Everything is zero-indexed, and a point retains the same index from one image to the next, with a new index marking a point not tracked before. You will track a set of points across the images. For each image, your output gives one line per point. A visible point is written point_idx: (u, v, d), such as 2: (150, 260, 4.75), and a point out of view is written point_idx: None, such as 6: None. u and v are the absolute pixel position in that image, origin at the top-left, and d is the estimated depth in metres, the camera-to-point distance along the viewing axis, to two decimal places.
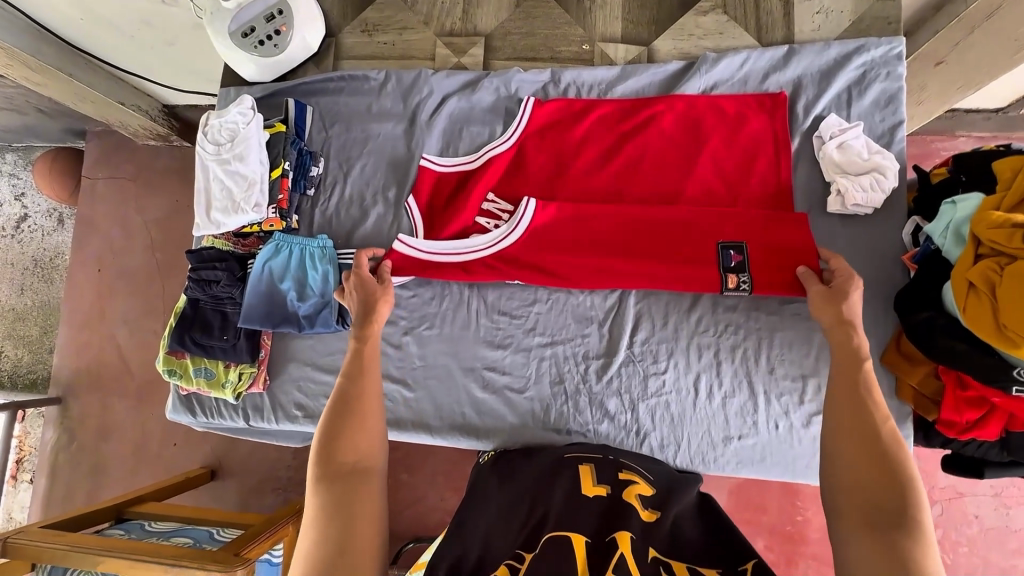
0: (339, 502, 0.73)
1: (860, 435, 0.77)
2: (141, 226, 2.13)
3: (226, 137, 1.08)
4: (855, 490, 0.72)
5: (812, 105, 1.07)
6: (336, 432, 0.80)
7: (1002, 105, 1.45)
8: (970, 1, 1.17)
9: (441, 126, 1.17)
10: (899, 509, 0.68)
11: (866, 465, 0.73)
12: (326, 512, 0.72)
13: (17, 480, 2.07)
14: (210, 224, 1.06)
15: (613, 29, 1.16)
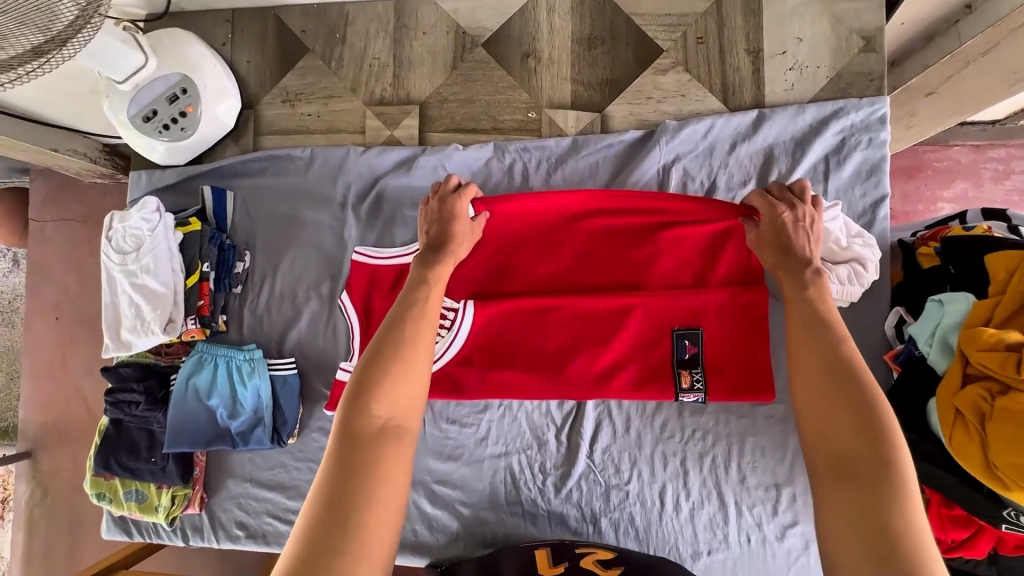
0: (349, 485, 0.59)
1: (822, 367, 0.67)
2: (95, 272, 2.02)
3: (132, 245, 0.96)
4: (828, 439, 0.63)
5: (785, 179, 0.96)
6: (364, 385, 0.65)
7: (998, 116, 1.30)
8: (965, 39, 1.03)
9: (375, 212, 1.05)
10: (877, 461, 0.58)
11: (828, 403, 0.65)
12: (336, 484, 0.58)
13: (2, 520, 2.04)
14: (121, 346, 0.95)
15: (562, 93, 1.03)
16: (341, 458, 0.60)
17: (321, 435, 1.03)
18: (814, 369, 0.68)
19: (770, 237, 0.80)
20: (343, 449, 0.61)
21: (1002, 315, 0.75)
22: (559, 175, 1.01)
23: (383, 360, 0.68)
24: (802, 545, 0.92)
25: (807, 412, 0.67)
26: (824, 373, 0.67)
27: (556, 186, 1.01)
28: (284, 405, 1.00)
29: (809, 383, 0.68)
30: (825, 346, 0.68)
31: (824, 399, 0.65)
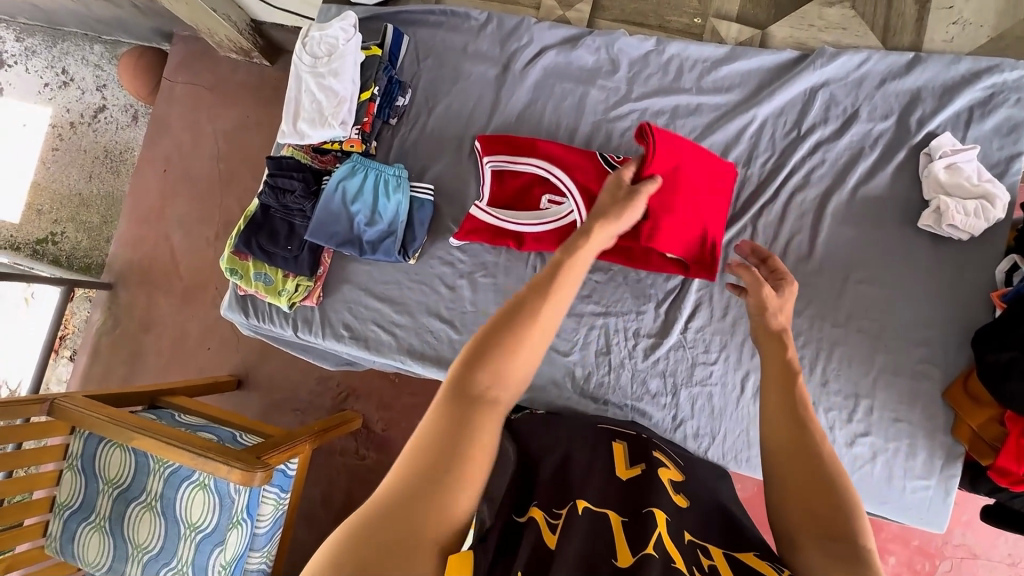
0: (452, 432, 0.55)
1: (791, 426, 0.63)
2: (210, 135, 2.12)
3: (324, 51, 1.08)
4: (805, 494, 0.58)
5: (928, 119, 1.01)
6: (487, 350, 0.60)
7: None
8: None
9: (533, 78, 1.15)
10: (842, 515, 0.56)
11: (801, 466, 0.60)
12: (444, 433, 0.54)
13: (58, 353, 2.18)
14: (296, 134, 1.08)
15: (730, 6, 1.12)
16: (451, 403, 0.57)
17: (438, 263, 1.13)
18: (775, 421, 0.64)
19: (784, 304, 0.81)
20: (445, 408, 0.56)
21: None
22: (713, 76, 1.08)
23: (508, 348, 0.61)
24: (869, 455, 0.97)
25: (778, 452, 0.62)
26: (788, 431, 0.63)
27: (706, 86, 1.09)
28: (416, 225, 1.11)
29: (773, 426, 0.64)
30: (785, 392, 0.66)
31: (785, 449, 0.62)
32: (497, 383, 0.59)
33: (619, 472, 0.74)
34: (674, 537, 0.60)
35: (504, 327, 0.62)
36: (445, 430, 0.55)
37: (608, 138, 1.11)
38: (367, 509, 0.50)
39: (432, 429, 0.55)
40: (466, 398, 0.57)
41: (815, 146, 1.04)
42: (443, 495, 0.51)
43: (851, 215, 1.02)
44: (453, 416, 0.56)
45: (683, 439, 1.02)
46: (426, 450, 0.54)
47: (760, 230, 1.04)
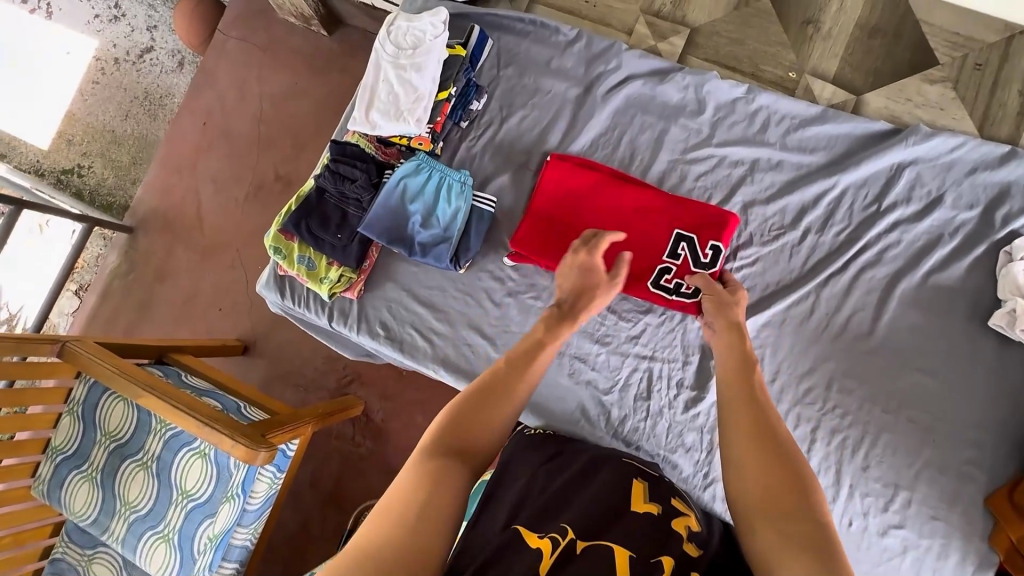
0: (429, 480, 0.59)
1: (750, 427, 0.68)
2: (256, 95, 2.01)
3: (409, 43, 1.05)
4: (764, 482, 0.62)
5: (1014, 217, 0.98)
6: (466, 410, 0.68)
7: None
8: None
9: (615, 105, 1.11)
10: (798, 496, 0.60)
11: (759, 457, 0.65)
12: (423, 483, 0.59)
13: (63, 288, 2.11)
14: (368, 124, 1.06)
15: (828, 66, 1.09)
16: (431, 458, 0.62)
17: (488, 278, 1.10)
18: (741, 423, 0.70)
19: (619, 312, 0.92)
20: (414, 464, 0.62)
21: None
22: (800, 135, 1.06)
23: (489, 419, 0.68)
24: (901, 548, 0.94)
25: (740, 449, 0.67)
26: (746, 432, 0.68)
27: (791, 143, 1.06)
28: (472, 235, 1.07)
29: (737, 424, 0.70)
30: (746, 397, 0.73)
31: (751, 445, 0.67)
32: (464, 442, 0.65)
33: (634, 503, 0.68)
34: None
35: (479, 393, 0.71)
36: (413, 480, 0.59)
37: (681, 179, 1.08)
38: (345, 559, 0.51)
39: (404, 480, 0.60)
40: (443, 450, 0.63)
41: (892, 225, 1.02)
42: (413, 534, 0.54)
43: (920, 300, 1.00)
44: (426, 466, 0.61)
45: (710, 500, 0.99)
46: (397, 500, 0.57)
47: (824, 300, 1.01)
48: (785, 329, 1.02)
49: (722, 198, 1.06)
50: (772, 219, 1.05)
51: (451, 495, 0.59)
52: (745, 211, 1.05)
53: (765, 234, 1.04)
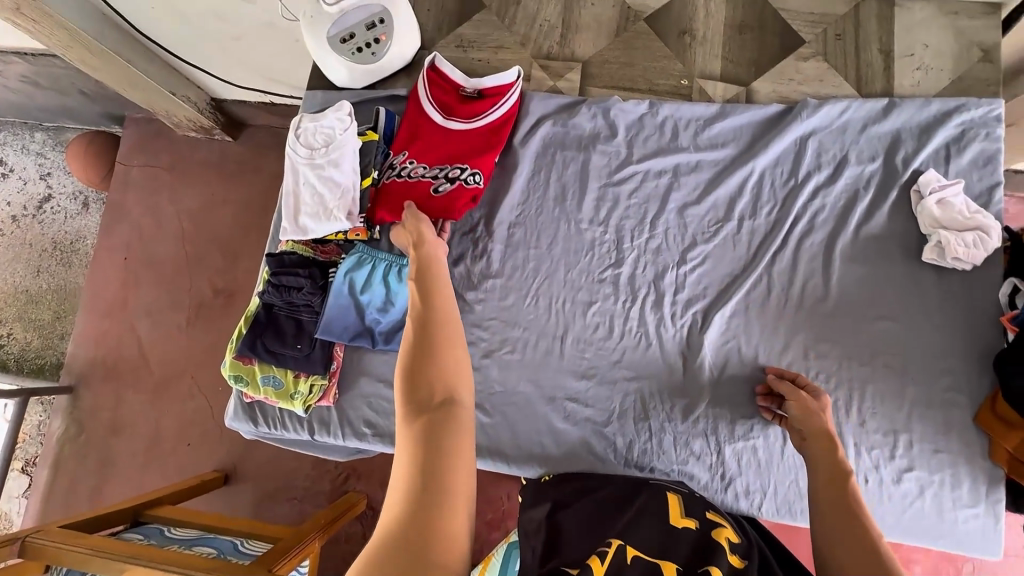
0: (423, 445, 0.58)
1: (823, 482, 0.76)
2: (174, 216, 1.94)
3: (321, 142, 1.06)
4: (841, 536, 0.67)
5: (911, 158, 1.08)
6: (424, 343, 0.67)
7: None
8: None
9: (533, 149, 1.15)
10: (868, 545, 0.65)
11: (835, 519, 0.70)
12: (417, 451, 0.57)
13: None
14: (299, 230, 1.04)
15: (712, 66, 1.16)
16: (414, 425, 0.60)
17: None
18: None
19: (433, 243, 0.90)
20: (405, 430, 0.60)
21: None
22: (707, 133, 1.12)
23: (439, 347, 0.66)
24: (918, 490, 0.97)
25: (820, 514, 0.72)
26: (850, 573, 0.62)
27: (703, 143, 1.12)
28: None
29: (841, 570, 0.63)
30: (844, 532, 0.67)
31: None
32: (447, 384, 0.63)
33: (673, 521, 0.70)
34: None
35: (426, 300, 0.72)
36: (407, 454, 0.58)
37: (614, 202, 1.12)
38: (366, 560, 0.49)
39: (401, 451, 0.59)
40: (426, 406, 0.61)
41: (813, 193, 1.08)
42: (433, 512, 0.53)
43: (859, 254, 1.06)
44: (412, 433, 0.59)
45: (734, 499, 1.00)
46: (399, 478, 0.56)
47: (776, 278, 1.06)
48: (751, 314, 1.05)
49: (658, 209, 1.11)
50: (707, 216, 1.09)
51: (451, 448, 0.57)
52: (681, 215, 1.10)
53: (706, 232, 1.09)
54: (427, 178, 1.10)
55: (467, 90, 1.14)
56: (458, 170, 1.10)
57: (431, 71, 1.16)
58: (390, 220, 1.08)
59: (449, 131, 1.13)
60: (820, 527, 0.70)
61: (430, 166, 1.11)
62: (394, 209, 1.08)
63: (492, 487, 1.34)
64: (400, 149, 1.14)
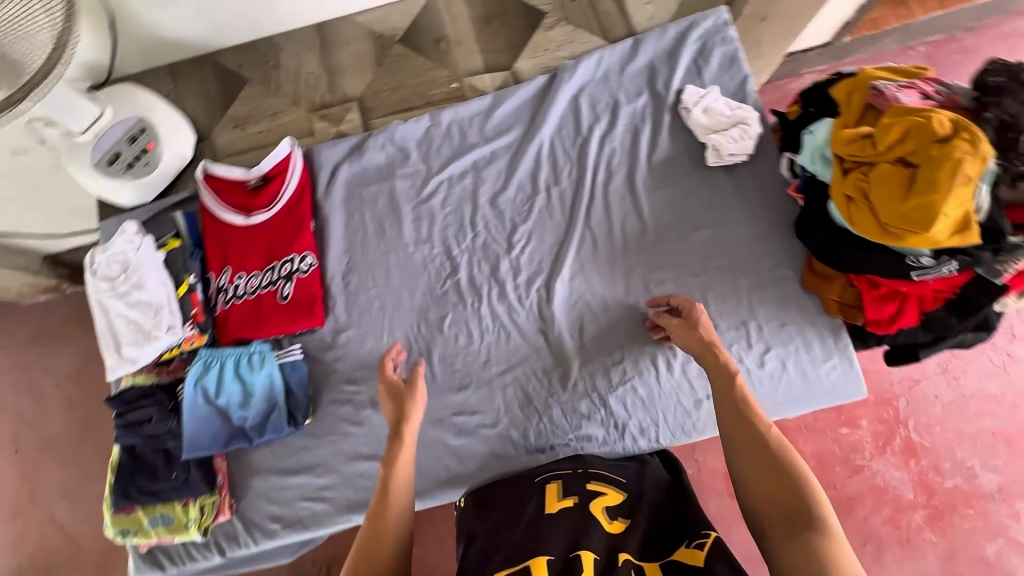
0: None
1: (734, 424, 0.83)
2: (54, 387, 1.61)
3: (119, 269, 1.02)
4: (775, 483, 0.76)
5: (670, 81, 1.17)
6: (381, 500, 0.82)
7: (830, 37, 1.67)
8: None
9: (339, 196, 1.16)
10: (789, 484, 0.75)
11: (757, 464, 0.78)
12: None
13: None
14: (126, 362, 0.99)
15: (475, 62, 1.22)
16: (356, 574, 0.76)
17: (335, 407, 1.08)
18: (765, 492, 0.76)
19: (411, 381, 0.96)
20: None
21: (903, 142, 0.88)
22: (490, 124, 1.17)
23: (386, 495, 0.83)
24: (780, 365, 1.05)
25: (743, 460, 0.80)
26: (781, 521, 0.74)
27: (490, 133, 1.17)
28: (296, 388, 1.06)
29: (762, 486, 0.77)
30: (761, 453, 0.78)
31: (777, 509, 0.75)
32: (386, 534, 0.79)
33: (552, 508, 0.87)
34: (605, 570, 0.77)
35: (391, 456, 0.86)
36: None
37: (432, 217, 1.15)
38: None
39: None
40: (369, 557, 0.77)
41: (601, 142, 1.15)
42: None
43: (659, 180, 1.13)
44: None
45: (634, 441, 1.04)
46: None
47: (596, 229, 1.12)
48: (587, 271, 1.11)
49: (473, 208, 1.14)
50: (518, 198, 1.14)
51: None
52: (495, 206, 1.14)
53: (522, 212, 1.13)
54: (268, 287, 1.11)
55: (253, 181, 1.15)
56: (288, 263, 1.11)
57: (210, 179, 1.15)
58: (239, 334, 1.09)
59: (257, 226, 1.13)
60: (737, 451, 0.81)
61: (259, 272, 1.11)
62: (258, 330, 1.08)
63: None
64: (218, 265, 1.12)
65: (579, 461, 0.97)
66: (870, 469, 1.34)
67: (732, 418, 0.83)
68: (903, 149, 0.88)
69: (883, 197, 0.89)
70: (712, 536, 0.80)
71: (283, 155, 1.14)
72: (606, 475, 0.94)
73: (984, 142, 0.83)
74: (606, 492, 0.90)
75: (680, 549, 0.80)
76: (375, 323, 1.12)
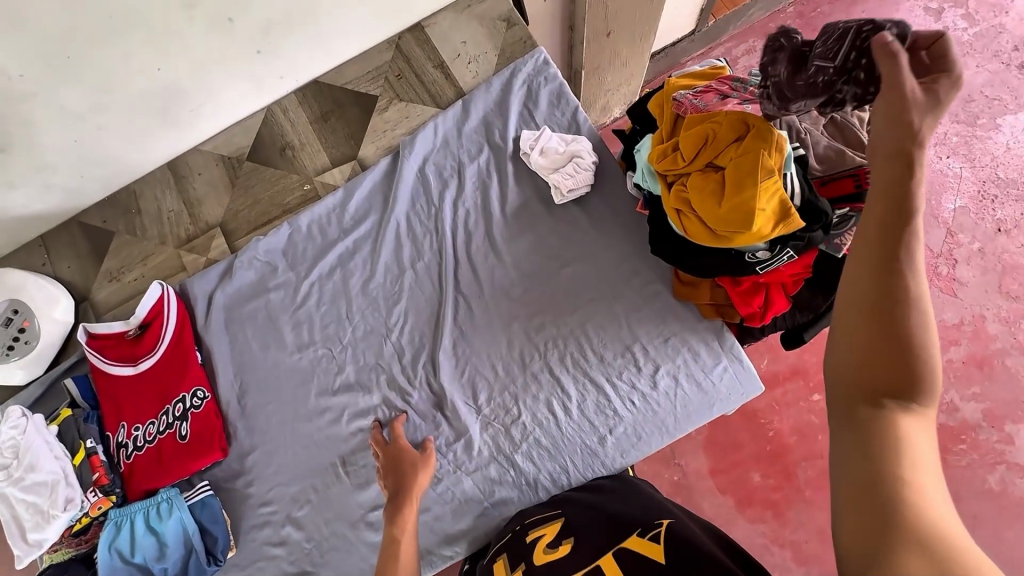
0: None
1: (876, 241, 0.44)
2: None
3: (9, 455, 1.03)
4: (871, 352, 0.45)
5: (506, 131, 1.19)
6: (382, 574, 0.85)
7: (683, 27, 1.72)
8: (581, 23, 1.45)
9: (219, 323, 1.18)
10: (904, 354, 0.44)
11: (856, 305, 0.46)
12: None
13: None
14: (32, 547, 1.00)
15: (322, 160, 1.25)
16: None
17: (256, 533, 1.09)
18: (850, 346, 0.46)
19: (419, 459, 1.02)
20: None
21: (705, 149, 0.90)
22: (346, 217, 1.20)
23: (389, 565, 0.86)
24: (673, 380, 1.05)
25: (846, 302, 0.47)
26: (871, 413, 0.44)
27: (348, 225, 1.20)
28: (209, 526, 1.06)
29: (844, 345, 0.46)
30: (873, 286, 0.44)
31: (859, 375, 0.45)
32: None
33: None
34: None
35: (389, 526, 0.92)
36: None
37: (310, 320, 1.16)
38: None
39: None
40: None
41: (453, 206, 1.17)
42: None
43: (516, 229, 1.15)
44: None
45: (551, 492, 1.04)
46: None
47: (467, 292, 1.13)
48: (468, 335, 1.11)
49: (347, 302, 1.16)
50: (387, 281, 1.16)
51: None
52: (367, 293, 1.16)
53: (393, 293, 1.15)
54: (166, 431, 1.11)
55: (132, 330, 1.16)
56: (180, 402, 1.12)
57: (93, 339, 1.16)
58: (143, 486, 1.09)
59: (146, 373, 1.15)
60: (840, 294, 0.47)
61: (155, 418, 1.12)
62: (161, 478, 1.08)
63: None
64: (114, 422, 1.13)
65: (519, 518, 1.00)
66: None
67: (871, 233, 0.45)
68: (707, 155, 0.90)
69: (700, 202, 0.90)
70: (664, 523, 0.77)
71: (154, 299, 1.16)
72: (541, 519, 0.94)
73: (774, 134, 0.84)
74: (544, 532, 0.89)
75: (632, 537, 0.77)
76: (278, 439, 1.12)
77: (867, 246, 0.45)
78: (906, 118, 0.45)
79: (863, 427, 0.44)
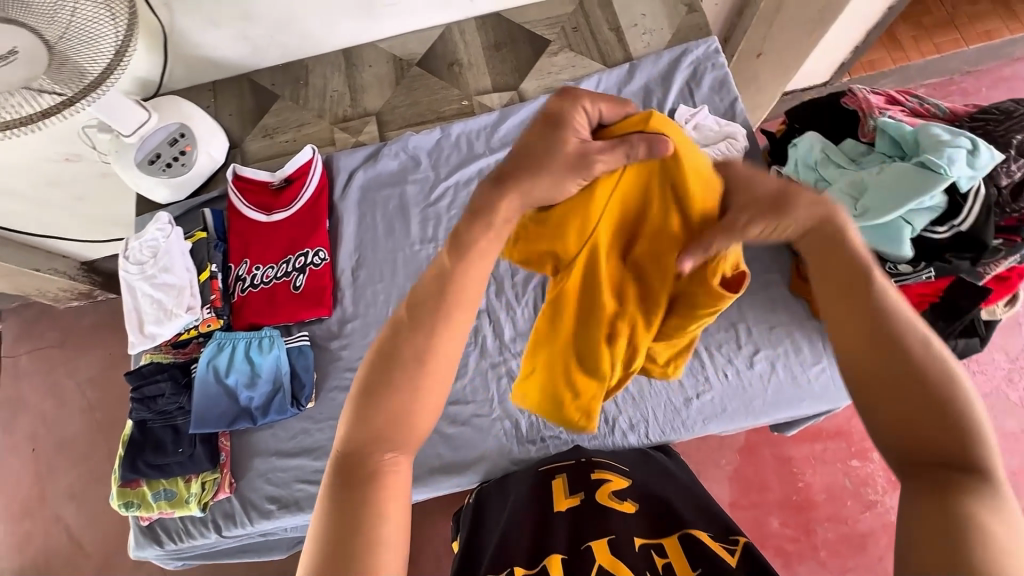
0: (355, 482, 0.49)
1: (847, 303, 0.54)
2: (74, 390, 1.67)
3: (148, 254, 1.12)
4: (904, 411, 0.49)
5: (664, 101, 1.25)
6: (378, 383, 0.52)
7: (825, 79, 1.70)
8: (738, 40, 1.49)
9: (353, 199, 1.26)
10: (942, 411, 0.48)
11: (868, 364, 0.51)
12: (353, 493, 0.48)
13: None
14: (145, 338, 1.09)
15: (484, 83, 1.34)
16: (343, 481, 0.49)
17: (336, 394, 1.13)
18: (885, 403, 0.50)
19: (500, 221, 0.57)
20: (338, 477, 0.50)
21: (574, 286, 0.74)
22: (495, 136, 1.27)
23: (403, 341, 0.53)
24: (770, 366, 1.07)
25: (846, 354, 0.54)
26: (921, 462, 0.47)
27: (495, 144, 1.26)
28: (300, 372, 1.12)
29: (861, 377, 0.52)
30: (873, 346, 0.52)
31: (896, 426, 0.49)
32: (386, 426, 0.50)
33: (558, 506, 0.84)
34: (623, 552, 0.71)
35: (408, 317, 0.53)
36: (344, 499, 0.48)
37: (437, 219, 1.23)
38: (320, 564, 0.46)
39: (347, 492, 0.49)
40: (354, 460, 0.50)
41: None
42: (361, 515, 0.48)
43: None
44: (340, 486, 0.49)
45: (626, 436, 1.07)
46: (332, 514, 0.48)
47: None
48: None
49: None
50: None
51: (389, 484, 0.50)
52: None
53: None
54: (283, 278, 1.18)
55: (277, 183, 1.25)
56: (303, 257, 1.19)
57: (238, 180, 1.24)
58: (253, 320, 1.16)
59: (278, 223, 1.23)
60: (842, 345, 0.54)
61: (276, 263, 1.20)
62: (271, 316, 1.15)
63: (432, 529, 1.36)
64: (239, 256, 1.21)
65: (578, 451, 0.99)
66: (884, 504, 1.36)
67: (837, 296, 0.55)
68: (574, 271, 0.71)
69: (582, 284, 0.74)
70: (741, 541, 0.70)
71: (304, 159, 1.24)
72: (609, 465, 0.92)
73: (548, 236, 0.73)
74: (610, 478, 0.87)
75: (705, 536, 0.72)
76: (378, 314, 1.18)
77: (847, 301, 0.54)
78: (828, 231, 0.57)
79: (939, 493, 0.45)
